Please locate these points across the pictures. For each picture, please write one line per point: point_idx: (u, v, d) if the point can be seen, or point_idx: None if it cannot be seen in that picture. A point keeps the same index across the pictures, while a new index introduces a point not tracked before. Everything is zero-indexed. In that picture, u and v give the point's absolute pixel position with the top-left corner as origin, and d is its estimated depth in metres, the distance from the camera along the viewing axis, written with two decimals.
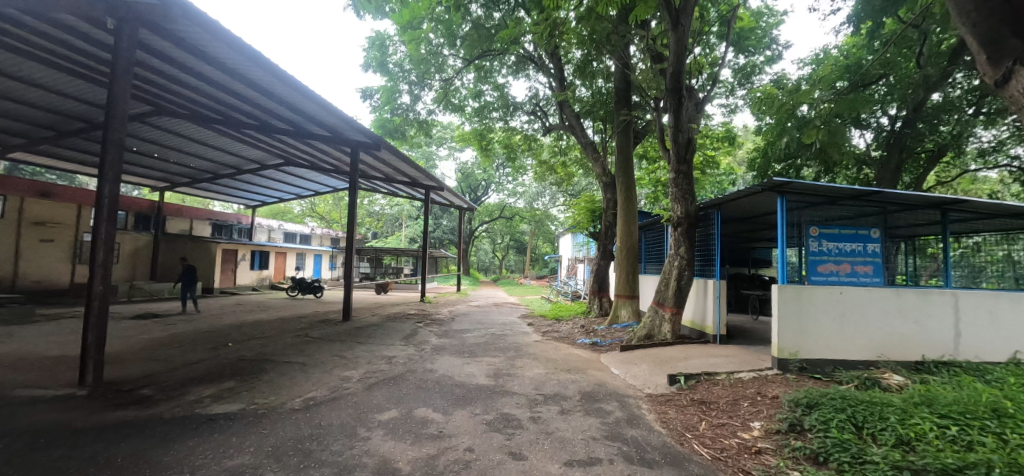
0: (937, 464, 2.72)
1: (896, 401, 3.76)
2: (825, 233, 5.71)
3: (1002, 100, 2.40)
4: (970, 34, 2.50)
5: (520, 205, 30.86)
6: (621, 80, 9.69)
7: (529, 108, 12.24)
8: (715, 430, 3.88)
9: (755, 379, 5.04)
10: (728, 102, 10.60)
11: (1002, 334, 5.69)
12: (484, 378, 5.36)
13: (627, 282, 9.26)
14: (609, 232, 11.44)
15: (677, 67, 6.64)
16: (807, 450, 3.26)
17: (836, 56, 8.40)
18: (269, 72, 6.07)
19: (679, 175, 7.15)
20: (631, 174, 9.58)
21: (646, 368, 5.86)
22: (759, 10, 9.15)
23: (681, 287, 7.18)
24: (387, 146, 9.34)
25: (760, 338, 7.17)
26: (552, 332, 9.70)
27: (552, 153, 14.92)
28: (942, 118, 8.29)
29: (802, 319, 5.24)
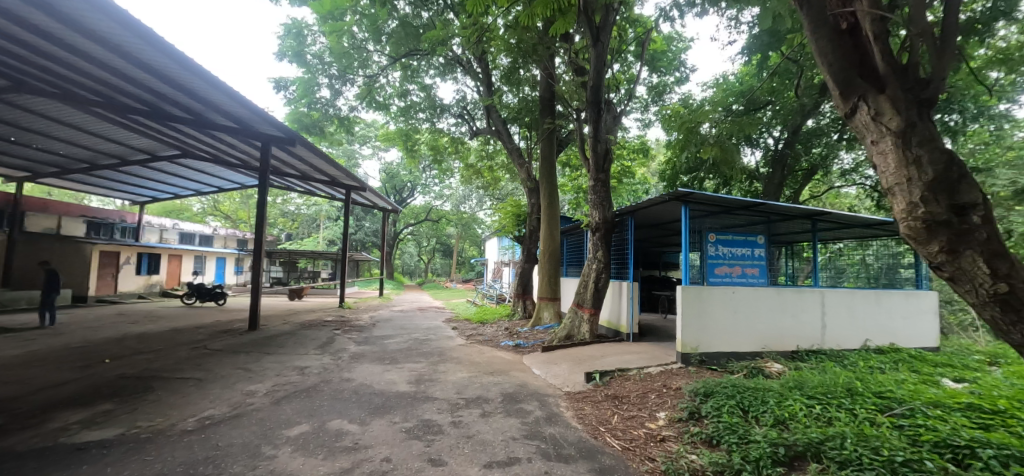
0: (804, 439, 3.15)
1: (775, 386, 4.30)
2: (721, 239, 6.36)
3: (850, 131, 2.62)
4: (828, 73, 2.66)
5: (447, 207, 30.59)
6: (546, 90, 10.01)
7: (456, 111, 12.20)
8: (626, 423, 4.15)
9: (661, 373, 5.47)
10: (643, 117, 11.40)
11: (857, 325, 6.74)
12: (405, 385, 5.23)
13: (549, 285, 9.57)
14: (533, 236, 11.75)
15: (597, 82, 7.04)
16: (702, 434, 3.61)
17: (733, 82, 9.41)
18: (165, 53, 5.42)
19: (597, 183, 7.56)
20: (554, 180, 9.93)
21: (566, 368, 6.09)
22: (670, 35, 9.94)
23: (598, 289, 7.57)
24: (304, 142, 8.74)
25: (667, 335, 7.79)
26: (476, 335, 9.73)
27: (479, 157, 14.97)
28: (814, 141, 9.63)
29: (702, 316, 5.80)
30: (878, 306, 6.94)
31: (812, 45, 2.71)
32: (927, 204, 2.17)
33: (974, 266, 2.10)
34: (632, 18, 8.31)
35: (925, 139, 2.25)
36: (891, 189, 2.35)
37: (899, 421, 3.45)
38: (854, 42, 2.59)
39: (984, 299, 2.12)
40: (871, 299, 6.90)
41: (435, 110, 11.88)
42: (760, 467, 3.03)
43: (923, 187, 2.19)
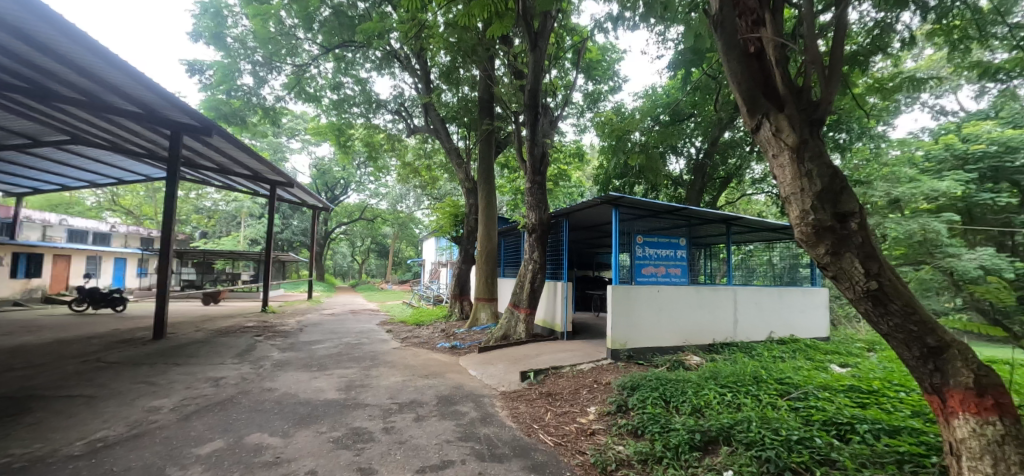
0: (717, 424, 3.44)
1: (693, 377, 4.65)
2: (648, 240, 6.76)
3: (756, 144, 2.90)
4: (737, 92, 2.92)
5: (383, 207, 29.58)
6: (485, 91, 10.03)
7: (393, 107, 11.84)
8: (558, 418, 4.28)
9: (592, 369, 5.70)
10: (579, 123, 11.80)
11: (762, 319, 7.48)
12: (334, 393, 5.00)
13: (486, 286, 9.59)
14: (470, 237, 11.73)
15: (534, 86, 7.20)
16: (629, 426, 3.82)
17: (660, 94, 10.03)
18: (59, 30, 4.83)
19: (533, 185, 7.73)
20: (492, 181, 9.97)
21: (501, 368, 6.15)
22: (605, 45, 10.38)
23: (534, 289, 7.72)
24: (222, 133, 8.05)
25: (599, 333, 8.13)
26: (412, 338, 9.52)
27: (416, 155, 14.62)
28: (730, 152, 10.52)
29: (630, 313, 6.12)
30: (780, 302, 7.74)
31: (724, 65, 2.96)
32: (816, 212, 2.46)
33: (851, 266, 2.41)
34: (569, 26, 8.56)
35: (815, 154, 2.56)
36: (788, 198, 2.64)
37: (795, 403, 3.88)
38: (760, 65, 2.86)
39: (859, 295, 2.44)
40: (774, 296, 7.69)
41: (370, 105, 11.44)
42: (679, 453, 3.27)
43: (813, 197, 2.48)
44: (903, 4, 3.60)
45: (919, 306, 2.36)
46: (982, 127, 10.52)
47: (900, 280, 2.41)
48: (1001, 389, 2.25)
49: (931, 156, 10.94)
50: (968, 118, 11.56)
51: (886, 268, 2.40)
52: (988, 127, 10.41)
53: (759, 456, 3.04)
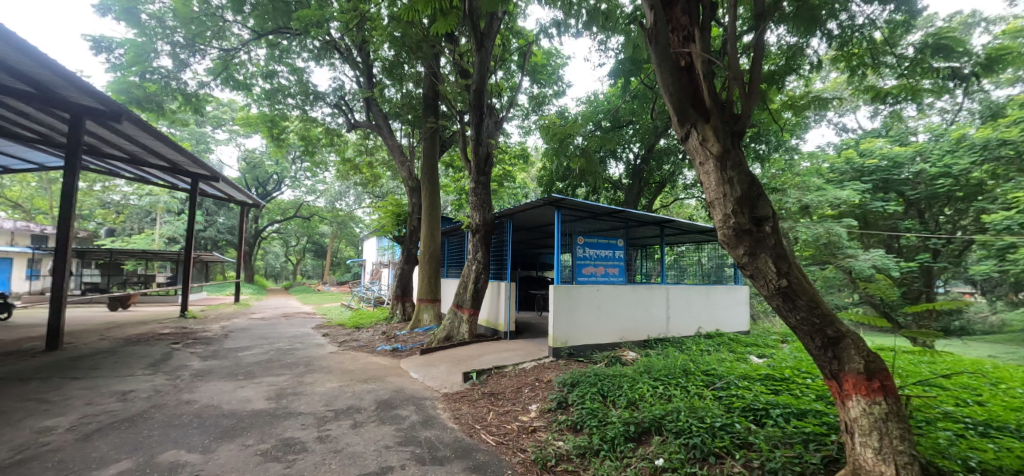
0: (650, 415, 3.64)
1: (629, 372, 4.88)
2: (588, 241, 6.98)
3: (684, 151, 3.10)
4: (669, 102, 3.10)
5: (320, 204, 28.13)
6: (429, 89, 9.85)
7: (332, 100, 11.31)
8: (500, 418, 4.32)
9: (534, 368, 5.80)
10: (524, 125, 11.92)
11: (692, 315, 8.00)
12: (263, 402, 4.69)
13: (429, 287, 9.45)
14: (413, 236, 11.50)
15: (479, 86, 7.21)
16: (568, 421, 3.93)
17: (602, 100, 10.40)
18: None
19: (478, 186, 7.72)
20: (435, 180, 9.83)
21: (444, 369, 6.08)
22: (550, 50, 10.59)
23: (478, 290, 7.72)
24: (135, 119, 7.29)
25: (541, 332, 8.28)
26: (350, 341, 9.15)
27: (357, 151, 14.06)
28: (665, 159, 11.14)
29: (571, 312, 6.30)
30: (707, 299, 8.33)
31: (657, 76, 3.12)
32: (736, 216, 2.68)
33: (765, 266, 2.64)
34: (515, 29, 8.65)
35: (736, 163, 2.78)
36: (712, 203, 2.84)
37: (719, 393, 4.19)
38: (689, 77, 3.06)
39: (771, 292, 2.68)
40: (702, 293, 8.26)
41: (307, 96, 10.84)
42: (615, 445, 3.42)
43: (734, 202, 2.70)
44: (812, 30, 3.98)
45: (822, 301, 2.62)
46: (875, 143, 11.96)
47: (807, 278, 2.66)
48: (886, 374, 2.54)
49: (834, 168, 12.26)
50: (863, 136, 13.09)
51: (795, 268, 2.65)
52: (879, 144, 11.85)
53: (686, 443, 3.26)
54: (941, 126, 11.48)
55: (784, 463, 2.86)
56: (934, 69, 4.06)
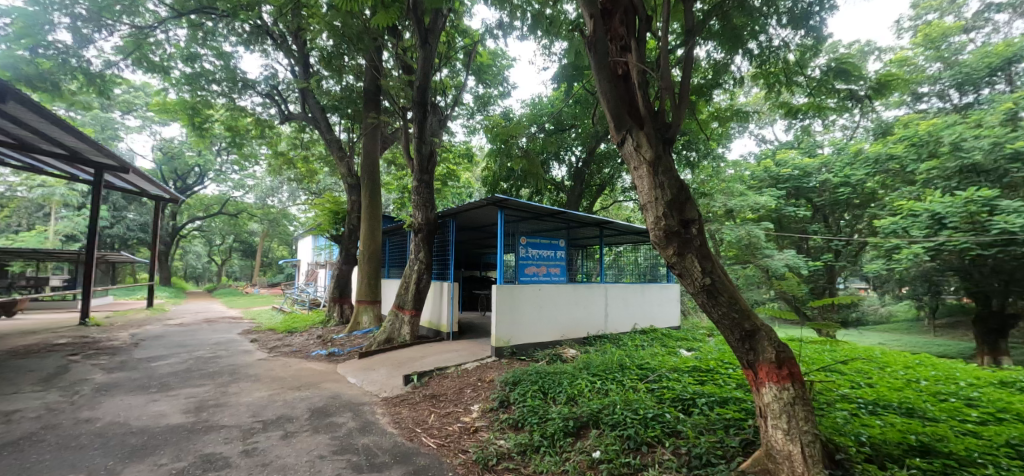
0: (589, 410, 3.77)
1: (569, 369, 5.02)
2: (531, 241, 7.07)
3: (620, 155, 3.23)
4: (606, 108, 3.23)
5: (249, 200, 26.19)
6: (371, 83, 9.52)
7: (264, 90, 10.60)
8: (441, 420, 4.27)
9: (477, 368, 5.80)
10: (469, 124, 11.85)
11: (627, 312, 8.39)
12: (179, 416, 4.30)
13: (369, 288, 9.14)
14: (352, 235, 11.05)
15: (423, 82, 7.10)
16: (510, 420, 3.98)
17: (546, 103, 10.59)
18: None
19: (420, 184, 7.58)
20: (376, 178, 9.52)
21: (383, 373, 5.91)
22: (496, 51, 10.63)
23: (420, 290, 7.57)
24: (22, 99, 6.40)
25: (484, 332, 8.29)
26: (282, 347, 8.62)
27: (290, 144, 13.28)
28: (605, 162, 11.56)
29: (513, 312, 6.36)
30: (642, 297, 8.77)
31: (596, 83, 3.24)
32: (666, 218, 2.84)
33: (692, 265, 2.82)
34: (460, 28, 8.62)
35: (666, 169, 2.95)
36: (646, 206, 2.99)
37: (652, 385, 4.42)
38: (625, 86, 3.21)
39: (696, 290, 2.87)
40: (637, 291, 8.69)
41: (234, 83, 10.06)
42: (554, 441, 3.51)
43: (664, 205, 2.86)
44: (735, 48, 4.31)
45: (742, 298, 2.83)
46: (789, 155, 13.21)
47: (729, 277, 2.88)
48: (796, 364, 2.79)
49: (755, 175, 13.40)
50: (779, 147, 14.41)
51: (717, 267, 2.86)
52: (792, 155, 13.11)
53: (621, 435, 3.41)
54: (842, 141, 12.91)
55: (709, 448, 3.08)
56: (836, 90, 4.55)
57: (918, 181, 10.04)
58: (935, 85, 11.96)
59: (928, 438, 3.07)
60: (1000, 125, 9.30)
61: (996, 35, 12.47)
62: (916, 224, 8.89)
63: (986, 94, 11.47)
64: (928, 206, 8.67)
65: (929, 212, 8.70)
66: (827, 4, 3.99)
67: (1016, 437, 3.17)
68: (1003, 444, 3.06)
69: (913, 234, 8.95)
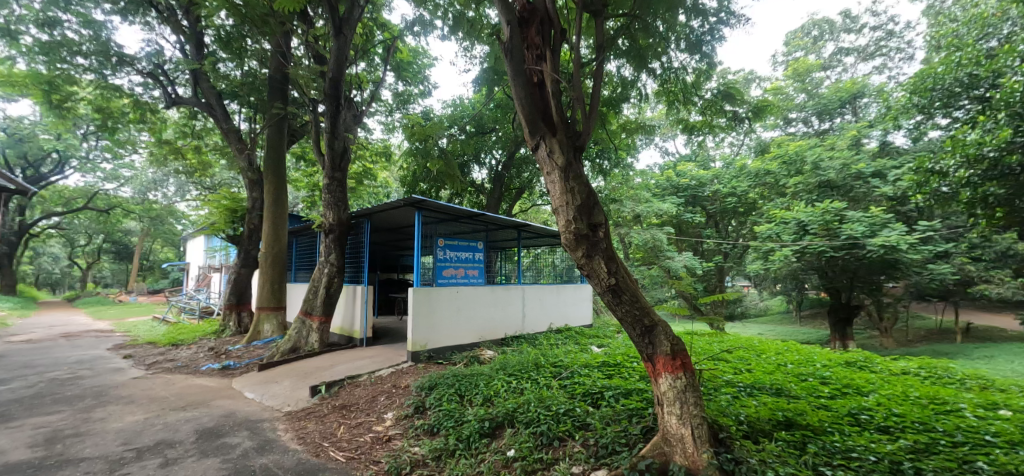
0: (504, 409, 3.83)
1: (486, 370, 5.06)
2: (449, 243, 6.99)
3: (534, 160, 3.32)
4: (522, 114, 3.30)
5: (125, 194, 22.72)
6: (277, 70, 8.68)
7: (145, 68, 9.29)
8: (352, 431, 4.07)
9: (391, 374, 5.62)
10: (387, 121, 11.43)
11: (543, 312, 8.68)
12: (25, 451, 3.61)
13: (271, 293, 8.42)
14: (253, 236, 10.10)
15: (336, 74, 6.74)
16: (425, 425, 3.91)
17: (468, 105, 10.55)
18: None
19: (332, 182, 7.17)
20: (282, 173, 8.81)
21: (287, 385, 5.49)
22: (416, 48, 10.40)
23: (330, 295, 7.14)
24: None
25: (400, 337, 8.05)
26: (164, 362, 7.61)
27: (178, 132, 11.74)
28: (525, 167, 11.84)
29: (430, 315, 6.26)
30: (557, 297, 9.12)
31: (512, 89, 3.30)
32: (575, 222, 2.99)
33: (599, 267, 2.99)
34: (379, 20, 8.29)
35: (577, 175, 3.10)
36: (558, 209, 3.11)
37: (564, 381, 4.61)
38: (540, 93, 3.31)
39: (602, 289, 3.04)
40: (552, 292, 9.03)
41: (106, 58, 8.67)
42: (470, 443, 3.52)
43: (574, 209, 3.01)
44: (641, 66, 4.67)
45: (642, 296, 3.06)
46: (687, 167, 14.60)
47: (631, 277, 3.09)
48: (688, 356, 3.07)
49: (659, 183, 14.61)
50: (679, 159, 15.86)
51: (622, 268, 3.06)
52: (690, 167, 14.50)
53: (535, 431, 3.51)
54: (731, 156, 14.56)
55: (614, 437, 3.28)
56: (724, 111, 5.12)
57: (788, 193, 11.67)
58: (801, 112, 14.01)
59: (791, 413, 3.57)
60: (847, 149, 11.15)
61: (846, 73, 14.94)
62: (786, 229, 10.32)
63: (838, 122, 13.69)
64: (796, 215, 10.10)
65: (796, 220, 10.15)
66: (716, 34, 4.39)
67: (855, 407, 3.81)
68: (846, 414, 3.66)
69: (784, 239, 10.36)
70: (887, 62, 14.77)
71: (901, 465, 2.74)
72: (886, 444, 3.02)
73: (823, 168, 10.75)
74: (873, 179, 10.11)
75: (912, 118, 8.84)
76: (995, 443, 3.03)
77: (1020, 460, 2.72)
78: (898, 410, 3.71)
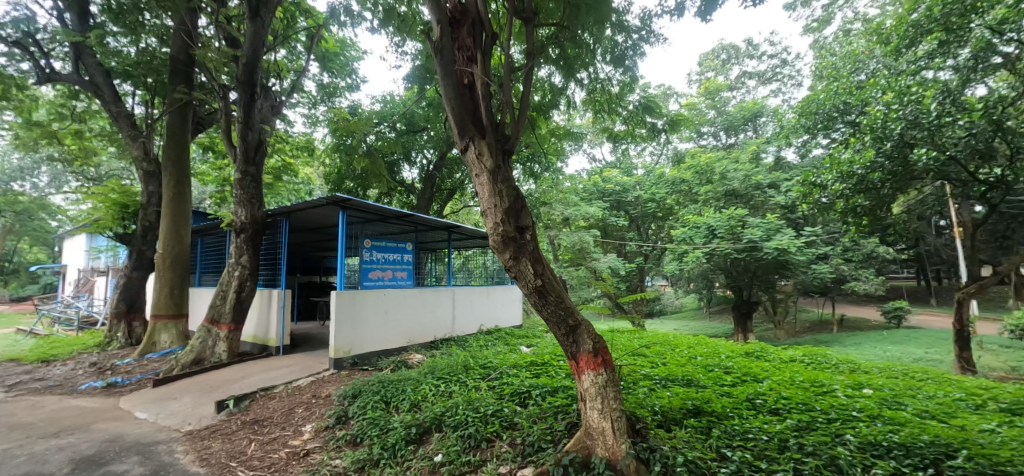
0: (432, 414, 3.77)
1: (414, 375, 4.96)
2: (376, 245, 6.69)
3: (463, 163, 3.30)
4: (452, 115, 3.26)
5: None
6: (180, 50, 7.80)
7: (9, 36, 7.88)
8: (264, 448, 3.78)
9: (311, 383, 5.30)
10: (310, 114, 10.74)
11: (473, 313, 8.70)
12: None
13: (170, 299, 7.55)
14: (148, 234, 8.98)
15: (251, 60, 6.22)
16: (347, 436, 3.74)
17: (398, 102, 10.24)
18: None
19: (245, 177, 6.61)
20: (185, 166, 7.92)
21: (189, 401, 4.96)
22: (343, 40, 9.91)
23: (241, 300, 6.56)
24: None
25: (321, 343, 7.62)
26: (31, 382, 6.53)
27: (52, 113, 10.10)
28: (457, 168, 11.73)
29: (353, 320, 5.99)
30: (487, 299, 9.18)
31: (441, 90, 3.25)
32: (503, 224, 3.02)
33: (526, 268, 3.05)
34: (302, 5, 7.75)
35: (505, 178, 3.14)
36: (486, 211, 3.13)
37: (492, 382, 4.64)
38: (470, 95, 3.29)
39: (529, 290, 3.10)
40: (482, 293, 9.07)
41: None
42: (395, 451, 3.43)
43: (502, 212, 3.04)
44: (570, 75, 4.84)
45: (568, 297, 3.16)
46: (613, 173, 15.39)
47: (557, 279, 3.18)
48: (609, 353, 3.22)
49: (587, 188, 15.22)
50: (605, 165, 16.69)
51: (548, 270, 3.15)
52: (615, 173, 15.30)
53: (463, 434, 3.50)
54: (651, 164, 15.58)
55: (540, 435, 3.36)
56: (645, 122, 5.48)
57: (700, 200, 12.75)
58: (712, 126, 15.39)
59: (699, 402, 3.90)
60: (749, 162, 12.43)
61: (748, 95, 16.67)
62: (698, 233, 11.24)
63: (741, 138, 15.25)
64: (706, 220, 11.05)
65: (707, 224, 11.09)
66: (638, 50, 4.69)
67: (752, 393, 4.26)
68: (745, 400, 4.08)
69: (697, 241, 11.28)
70: (781, 87, 16.72)
71: (787, 441, 3.09)
72: (776, 424, 3.40)
73: (729, 178, 11.94)
74: (769, 190, 11.47)
75: (801, 137, 10.08)
76: (859, 417, 3.55)
77: (877, 431, 3.20)
78: (786, 394, 4.20)
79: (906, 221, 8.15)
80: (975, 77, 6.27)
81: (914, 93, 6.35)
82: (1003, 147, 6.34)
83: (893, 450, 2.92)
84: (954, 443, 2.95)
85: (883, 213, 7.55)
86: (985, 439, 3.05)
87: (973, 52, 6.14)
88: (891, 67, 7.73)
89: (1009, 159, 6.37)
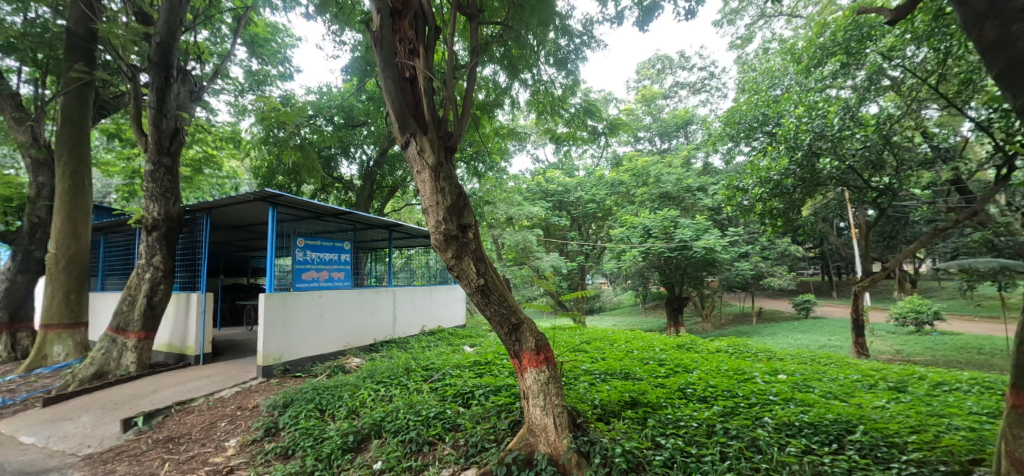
0: (371, 420, 3.62)
1: (351, 379, 4.75)
2: (310, 244, 6.31)
3: (405, 160, 3.19)
4: (393, 109, 3.13)
5: None
6: (79, 23, 6.85)
7: None
8: (181, 467, 3.45)
9: (236, 394, 4.91)
10: (236, 102, 9.91)
11: (416, 314, 8.51)
12: None
13: (65, 305, 6.66)
14: (37, 233, 7.83)
15: (165, 41, 5.63)
16: (277, 448, 3.50)
17: (336, 94, 9.75)
18: None
19: (157, 169, 5.97)
20: (83, 154, 6.96)
21: (89, 420, 4.42)
22: (274, 25, 9.26)
23: (153, 305, 5.93)
24: None
25: (247, 350, 7.08)
26: None
27: None
28: (398, 165, 11.38)
29: (285, 323, 5.63)
30: (429, 299, 9.01)
31: (381, 83, 3.11)
32: (445, 223, 2.97)
33: (468, 268, 3.01)
34: None
35: (446, 175, 3.08)
36: (427, 209, 3.05)
37: (434, 384, 4.56)
38: (411, 89, 3.20)
39: (472, 289, 3.07)
40: (424, 293, 8.91)
41: None
42: (331, 461, 3.26)
43: (443, 210, 2.99)
44: (515, 75, 4.83)
45: (510, 296, 3.15)
46: (555, 174, 15.74)
47: (500, 278, 3.17)
48: (550, 350, 3.24)
49: (530, 188, 15.42)
50: (548, 166, 17.09)
51: (490, 269, 3.13)
52: (557, 174, 15.64)
53: (404, 439, 3.40)
54: (592, 166, 16.08)
55: (483, 435, 3.34)
56: (587, 124, 5.61)
57: (637, 201, 13.39)
58: (648, 132, 16.23)
59: (635, 393, 4.08)
60: (680, 166, 13.24)
61: (680, 104, 17.74)
62: (635, 233, 11.84)
63: (674, 143, 16.22)
64: (643, 221, 11.69)
65: (643, 225, 11.74)
66: (580, 54, 4.81)
67: (683, 382, 4.53)
68: (676, 389, 4.33)
69: (633, 241, 11.82)
70: (709, 98, 17.99)
71: (715, 426, 3.31)
72: (704, 411, 3.64)
73: (662, 181, 12.65)
74: (698, 193, 12.32)
75: (726, 144, 10.91)
76: (775, 401, 3.88)
77: (791, 412, 3.51)
78: (712, 382, 4.51)
79: (813, 223, 9.05)
80: (869, 96, 7.06)
81: (820, 109, 7.09)
82: (890, 159, 7.21)
83: (804, 429, 3.22)
84: (852, 420, 3.32)
85: (795, 215, 8.32)
86: (877, 415, 3.47)
87: (868, 74, 6.90)
88: (801, 84, 8.53)
89: (895, 169, 7.25)
